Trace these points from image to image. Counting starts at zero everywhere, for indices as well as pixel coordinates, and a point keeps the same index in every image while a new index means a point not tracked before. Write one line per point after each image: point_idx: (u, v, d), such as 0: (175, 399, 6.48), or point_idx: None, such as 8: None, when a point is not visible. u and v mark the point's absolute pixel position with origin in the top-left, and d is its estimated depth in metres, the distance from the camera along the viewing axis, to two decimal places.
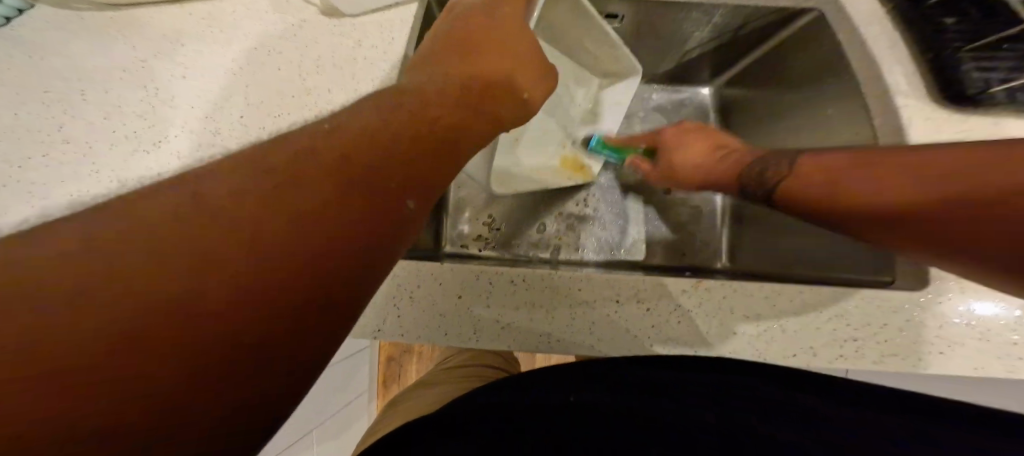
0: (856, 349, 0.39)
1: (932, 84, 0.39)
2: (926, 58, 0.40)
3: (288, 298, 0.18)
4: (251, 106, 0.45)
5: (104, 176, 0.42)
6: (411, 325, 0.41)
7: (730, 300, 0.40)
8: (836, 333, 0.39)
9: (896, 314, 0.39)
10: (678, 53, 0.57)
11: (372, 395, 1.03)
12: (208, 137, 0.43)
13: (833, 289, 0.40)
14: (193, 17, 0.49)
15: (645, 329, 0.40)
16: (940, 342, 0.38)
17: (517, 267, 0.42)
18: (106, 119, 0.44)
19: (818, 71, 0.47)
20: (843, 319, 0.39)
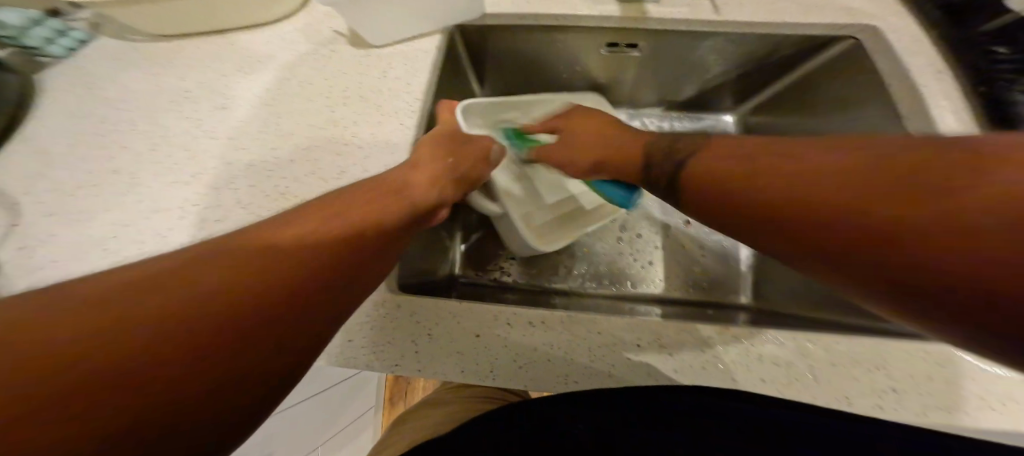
0: (896, 401, 0.36)
1: (984, 119, 0.36)
2: (976, 90, 0.37)
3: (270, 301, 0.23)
4: (282, 137, 0.47)
5: (146, 204, 0.44)
6: (428, 362, 0.41)
7: (759, 349, 0.38)
8: (873, 383, 0.36)
9: (943, 367, 0.36)
10: (699, 81, 0.56)
11: (378, 411, 1.04)
12: (243, 167, 0.45)
13: (867, 340, 0.38)
14: (233, 48, 0.53)
15: (668, 373, 0.39)
16: (991, 395, 0.35)
17: (535, 308, 0.42)
18: (151, 149, 0.47)
19: (853, 101, 0.44)
20: (879, 370, 0.37)
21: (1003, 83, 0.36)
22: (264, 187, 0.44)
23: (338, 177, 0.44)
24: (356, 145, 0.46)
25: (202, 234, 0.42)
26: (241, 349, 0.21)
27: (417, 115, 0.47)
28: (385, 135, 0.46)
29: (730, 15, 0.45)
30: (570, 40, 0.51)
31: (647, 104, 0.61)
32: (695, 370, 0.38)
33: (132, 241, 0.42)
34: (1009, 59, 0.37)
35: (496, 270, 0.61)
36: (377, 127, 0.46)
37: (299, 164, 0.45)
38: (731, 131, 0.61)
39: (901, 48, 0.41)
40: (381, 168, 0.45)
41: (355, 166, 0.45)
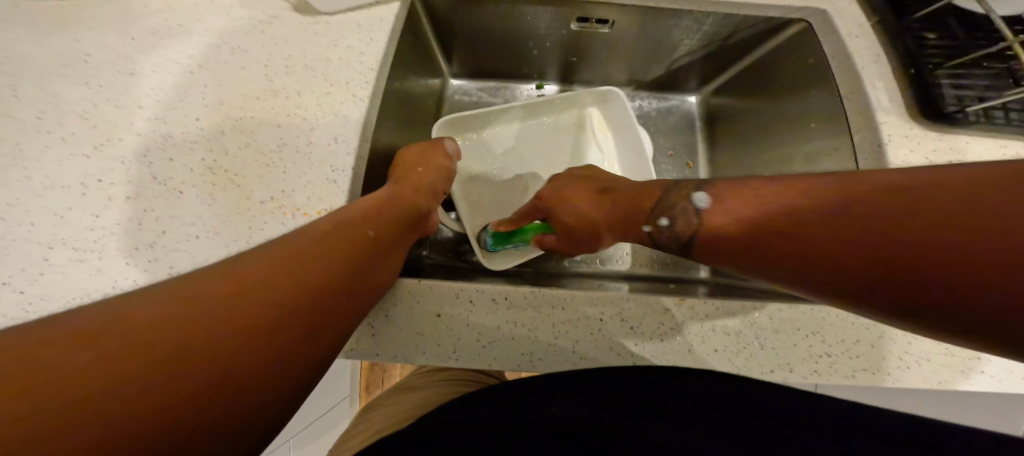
0: (830, 365, 0.40)
1: (912, 99, 0.40)
2: (906, 73, 0.41)
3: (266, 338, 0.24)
4: (209, 107, 0.42)
5: (35, 180, 0.37)
6: (386, 345, 0.42)
7: (712, 319, 0.41)
8: (811, 349, 0.40)
9: (869, 330, 0.40)
10: (667, 60, 0.57)
11: (354, 400, 1.01)
12: (160, 139, 0.40)
13: (806, 308, 0.41)
14: (153, 9, 0.45)
15: (626, 348, 0.41)
16: (908, 357, 0.39)
17: (499, 285, 0.44)
18: (41, 117, 0.40)
19: (802, 82, 0.47)
20: (816, 336, 0.40)
21: (928, 67, 0.40)
22: (184, 160, 0.39)
23: (277, 150, 0.41)
24: (301, 117, 0.42)
25: (109, 214, 0.37)
26: (230, 395, 0.22)
27: (371, 87, 0.43)
28: (334, 107, 0.42)
29: None
30: (540, 13, 0.49)
31: (617, 82, 0.62)
32: (652, 342, 0.41)
33: (21, 224, 0.36)
34: (937, 44, 0.41)
35: (465, 251, 0.60)
36: (328, 100, 0.43)
37: (230, 136, 0.41)
38: (695, 111, 0.64)
39: (847, 30, 0.44)
40: (329, 141, 0.41)
41: (300, 137, 0.41)
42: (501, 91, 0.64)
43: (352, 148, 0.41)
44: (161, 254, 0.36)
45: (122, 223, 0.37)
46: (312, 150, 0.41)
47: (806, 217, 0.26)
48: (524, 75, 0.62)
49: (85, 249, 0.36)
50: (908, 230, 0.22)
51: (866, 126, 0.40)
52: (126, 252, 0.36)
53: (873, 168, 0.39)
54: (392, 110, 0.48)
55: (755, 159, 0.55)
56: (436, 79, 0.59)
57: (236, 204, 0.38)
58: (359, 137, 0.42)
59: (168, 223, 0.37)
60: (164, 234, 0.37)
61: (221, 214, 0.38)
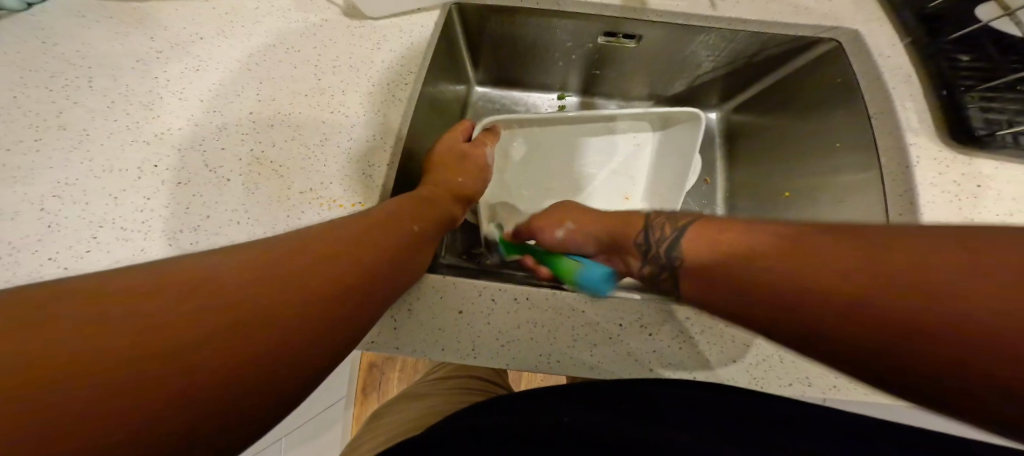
0: (849, 381, 0.40)
1: (943, 121, 0.40)
2: (937, 94, 0.41)
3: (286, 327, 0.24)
4: (261, 101, 0.45)
5: (97, 163, 0.41)
6: (408, 338, 0.43)
7: (731, 330, 0.42)
8: (829, 365, 0.40)
9: None
10: (688, 77, 0.58)
11: (348, 402, 1.01)
12: (214, 129, 0.43)
13: None
14: (217, 12, 0.50)
15: (647, 355, 0.41)
16: None
17: (520, 286, 0.45)
18: (111, 106, 0.44)
19: (828, 101, 0.47)
20: None
21: (960, 89, 0.40)
22: (232, 152, 0.43)
23: (320, 144, 0.43)
24: (344, 114, 0.45)
25: (159, 197, 0.40)
26: (247, 382, 0.22)
27: (410, 88, 0.46)
28: (375, 106, 0.45)
29: (727, 12, 0.46)
30: (567, 26, 0.52)
31: (638, 95, 0.63)
32: (671, 352, 0.41)
33: (82, 203, 0.39)
34: (970, 65, 0.40)
35: (480, 254, 0.60)
36: (369, 99, 0.46)
37: (279, 129, 0.44)
38: (715, 127, 0.64)
39: (878, 51, 0.44)
40: (368, 138, 0.44)
41: (342, 132, 0.44)
42: (523, 101, 0.67)
43: (389, 145, 0.44)
44: (203, 237, 0.39)
45: (172, 205, 0.40)
46: (351, 145, 0.44)
47: (807, 265, 0.26)
48: (547, 86, 0.64)
49: (130, 231, 0.39)
50: (914, 274, 0.22)
51: (895, 147, 0.40)
52: (168, 235, 0.39)
53: (901, 188, 0.39)
54: (424, 111, 0.51)
55: (775, 178, 0.55)
56: (463, 86, 0.62)
57: (278, 192, 0.41)
58: (397, 134, 0.44)
59: (211, 208, 0.40)
60: (207, 219, 0.40)
61: (262, 202, 0.41)
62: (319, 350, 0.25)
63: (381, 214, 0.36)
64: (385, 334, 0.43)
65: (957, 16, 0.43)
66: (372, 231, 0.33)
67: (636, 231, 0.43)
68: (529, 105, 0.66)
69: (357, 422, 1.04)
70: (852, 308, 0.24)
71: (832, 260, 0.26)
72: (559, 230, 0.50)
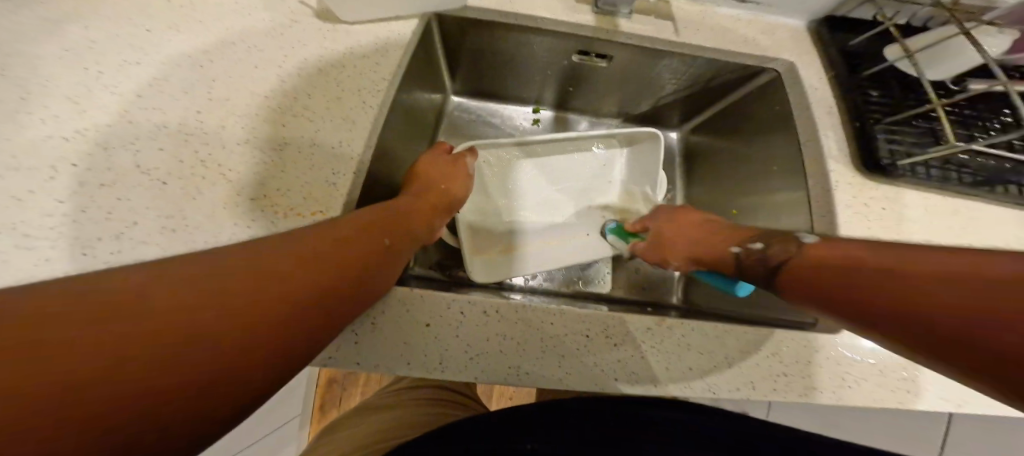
0: (786, 383, 0.43)
1: (856, 149, 0.46)
2: (851, 125, 0.47)
3: (250, 335, 0.24)
4: (211, 101, 0.42)
5: (4, 160, 0.36)
6: (370, 353, 0.41)
7: (688, 338, 0.44)
8: (771, 369, 0.44)
9: (817, 351, 0.45)
10: (654, 97, 0.62)
11: (300, 423, 0.94)
12: (152, 129, 0.40)
13: (771, 329, 0.45)
14: (171, 2, 0.46)
15: (611, 363, 0.43)
16: (848, 377, 0.44)
17: (490, 298, 0.45)
18: (26, 97, 0.38)
19: (767, 126, 0.53)
20: (776, 356, 0.44)
21: (870, 121, 0.46)
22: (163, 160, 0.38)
23: (277, 149, 0.41)
24: (309, 119, 0.43)
25: (77, 201, 0.35)
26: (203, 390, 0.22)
27: (382, 96, 0.45)
28: (344, 112, 0.44)
29: (688, 38, 0.51)
30: (542, 42, 0.53)
31: (606, 111, 0.67)
32: (633, 361, 0.43)
33: None
34: (879, 100, 0.48)
35: (448, 265, 0.60)
36: (337, 105, 0.44)
37: (229, 132, 0.41)
38: (676, 146, 0.69)
39: (810, 83, 0.50)
40: (334, 144, 0.42)
41: (305, 137, 0.42)
42: (499, 112, 0.68)
43: (357, 152, 0.42)
44: (128, 247, 0.35)
45: (89, 210, 0.35)
46: (314, 151, 0.42)
47: (868, 268, 0.31)
48: (522, 98, 0.66)
49: (36, 238, 0.34)
50: (965, 288, 0.26)
51: (819, 171, 0.46)
52: (82, 244, 0.34)
53: (824, 208, 0.45)
54: (398, 121, 0.50)
55: (726, 195, 0.60)
56: (439, 93, 0.62)
57: (223, 200, 0.38)
58: (366, 142, 0.43)
59: (140, 214, 0.36)
60: (134, 227, 0.35)
61: (205, 210, 0.37)
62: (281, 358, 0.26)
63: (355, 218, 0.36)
64: (343, 349, 0.42)
65: (869, 60, 0.51)
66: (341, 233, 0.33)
67: (733, 265, 0.41)
68: (504, 115, 0.67)
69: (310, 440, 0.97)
70: (908, 304, 0.28)
71: (898, 257, 0.30)
72: (678, 259, 0.49)
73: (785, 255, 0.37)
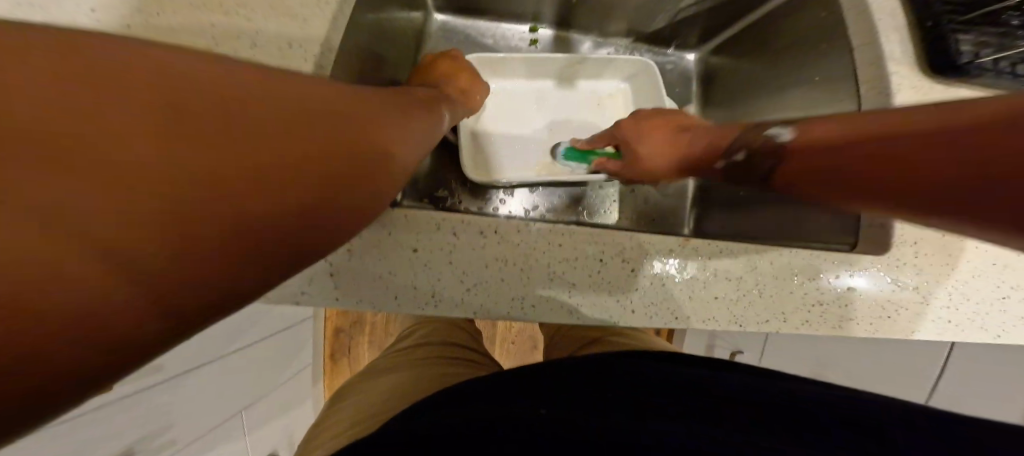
0: (822, 314, 0.40)
1: (923, 56, 0.40)
2: (922, 25, 0.40)
3: (295, 195, 0.20)
4: (140, 3, 0.36)
5: None
6: (352, 289, 0.40)
7: (714, 262, 0.40)
8: (808, 297, 0.40)
9: (862, 281, 0.40)
10: (670, 10, 0.59)
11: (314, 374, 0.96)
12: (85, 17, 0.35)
13: (809, 252, 0.41)
14: None
15: (626, 292, 0.40)
16: (891, 306, 0.40)
17: (487, 218, 0.40)
18: None
19: (816, 37, 0.47)
20: (815, 282, 0.40)
21: (945, 19, 0.40)
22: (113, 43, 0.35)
23: (209, 50, 0.37)
24: (253, 26, 0.38)
25: None
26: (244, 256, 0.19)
27: (334, 3, 0.40)
28: (292, 9, 0.40)
29: None
30: None
31: (613, 31, 0.63)
32: (650, 289, 0.40)
33: None
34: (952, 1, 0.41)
35: (442, 196, 0.59)
36: (283, 5, 0.39)
37: (152, 28, 0.36)
38: (692, 69, 0.66)
39: None
40: (282, 45, 0.39)
41: (245, 47, 0.38)
42: (490, 31, 0.64)
43: (311, 54, 0.39)
44: None
45: None
46: (256, 53, 0.38)
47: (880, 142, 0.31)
48: (517, 15, 0.62)
49: None
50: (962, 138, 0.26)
51: (874, 78, 0.40)
52: None
53: None
54: (359, 32, 0.46)
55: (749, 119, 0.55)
56: (418, 13, 0.59)
57: None
58: (314, 50, 0.39)
59: None
60: None
61: None
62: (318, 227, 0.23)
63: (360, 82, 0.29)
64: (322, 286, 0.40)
65: None
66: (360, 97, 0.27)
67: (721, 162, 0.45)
68: (497, 34, 0.64)
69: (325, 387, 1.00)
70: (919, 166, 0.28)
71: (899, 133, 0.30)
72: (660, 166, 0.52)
73: (823, 133, 0.36)
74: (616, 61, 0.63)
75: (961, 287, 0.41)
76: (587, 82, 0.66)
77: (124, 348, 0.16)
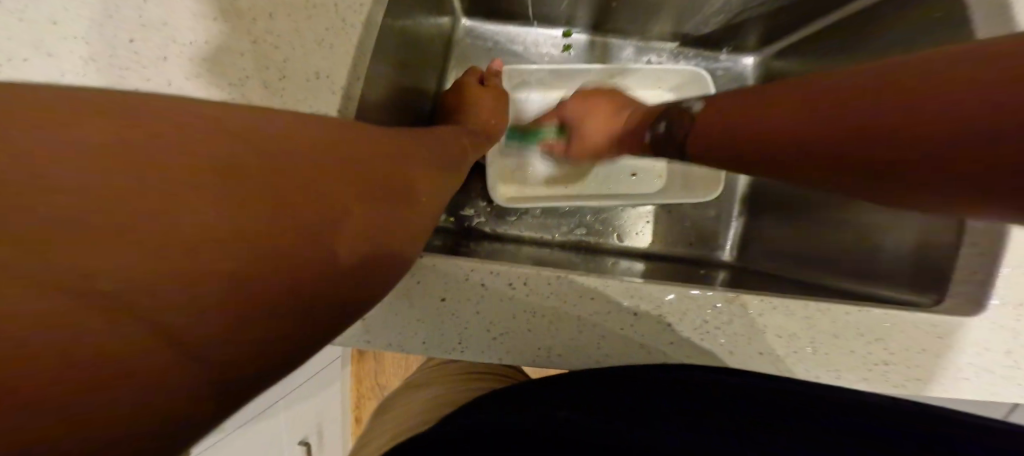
0: (882, 373, 0.35)
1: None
2: None
3: (305, 269, 0.20)
4: (162, 31, 0.34)
5: None
6: (376, 332, 0.38)
7: (765, 319, 0.35)
8: (868, 357, 0.35)
9: (940, 340, 0.34)
10: (728, 13, 0.54)
11: (346, 364, 0.97)
12: (127, 55, 0.33)
13: (880, 310, 0.35)
14: None
15: (662, 345, 0.37)
16: (971, 368, 0.34)
17: (516, 268, 0.37)
18: None
19: (905, 39, 0.42)
20: (880, 343, 0.35)
21: None
22: (153, 72, 0.34)
23: (236, 85, 0.34)
24: (278, 49, 0.35)
25: None
26: (250, 341, 0.18)
27: (364, 22, 0.37)
28: (317, 34, 0.36)
29: None
30: None
31: (659, 35, 0.59)
32: (688, 344, 0.36)
33: None
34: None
35: (470, 215, 0.56)
36: (308, 24, 0.36)
37: (180, 61, 0.34)
38: (749, 73, 0.61)
39: None
40: (309, 76, 0.35)
41: (271, 71, 0.35)
42: (520, 37, 0.61)
43: (337, 85, 0.35)
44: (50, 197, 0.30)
45: None
46: (283, 87, 0.35)
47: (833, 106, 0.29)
48: (551, 19, 0.59)
49: None
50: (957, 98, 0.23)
51: None
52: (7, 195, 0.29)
53: None
54: (390, 47, 0.43)
55: None
56: (446, 18, 0.56)
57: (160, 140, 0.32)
58: (343, 77, 0.36)
59: None
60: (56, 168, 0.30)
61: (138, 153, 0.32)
62: (330, 300, 0.22)
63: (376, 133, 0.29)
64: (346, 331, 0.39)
65: None
66: (378, 147, 0.28)
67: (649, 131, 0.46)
68: (526, 40, 0.61)
69: (353, 382, 1.01)
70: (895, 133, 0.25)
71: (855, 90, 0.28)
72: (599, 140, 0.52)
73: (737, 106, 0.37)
74: (660, 71, 0.58)
75: None
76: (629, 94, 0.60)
77: (198, 419, 0.17)
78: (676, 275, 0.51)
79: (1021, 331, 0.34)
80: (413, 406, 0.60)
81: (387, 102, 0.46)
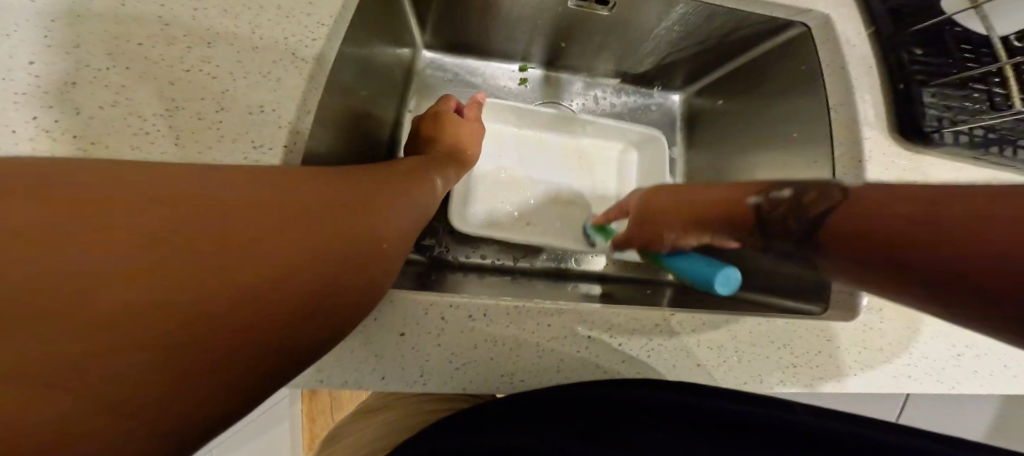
0: (793, 374, 0.40)
1: (897, 108, 0.42)
2: (897, 88, 0.43)
3: (223, 324, 0.20)
4: (84, 58, 0.32)
5: None
6: (333, 370, 0.36)
7: (698, 333, 0.40)
8: (782, 361, 0.40)
9: (828, 341, 0.41)
10: (658, 55, 0.61)
11: (296, 400, 0.91)
12: (26, 80, 0.30)
13: (783, 321, 0.41)
14: None
15: (615, 363, 0.39)
16: (853, 364, 0.41)
17: (476, 300, 0.39)
18: None
19: (790, 86, 0.51)
20: (787, 348, 0.40)
21: (918, 82, 0.41)
22: (59, 98, 0.30)
23: (164, 115, 0.32)
24: (218, 80, 0.34)
25: None
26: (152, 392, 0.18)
27: (315, 57, 0.37)
28: (262, 66, 0.35)
29: None
30: None
31: (602, 73, 0.65)
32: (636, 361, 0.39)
33: None
34: (929, 61, 0.42)
35: (430, 244, 0.57)
36: (253, 56, 0.36)
37: (97, 89, 0.31)
38: (677, 109, 0.69)
39: (846, 38, 0.45)
40: (251, 109, 0.34)
41: (208, 102, 0.34)
42: (478, 69, 0.65)
43: (284, 119, 0.35)
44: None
45: None
46: (221, 118, 0.34)
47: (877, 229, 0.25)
48: (506, 55, 0.63)
49: None
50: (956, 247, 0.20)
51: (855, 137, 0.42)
52: None
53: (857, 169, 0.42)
54: (347, 80, 0.44)
55: (736, 163, 0.58)
56: (407, 49, 0.58)
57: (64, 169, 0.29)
58: (290, 109, 0.35)
59: None
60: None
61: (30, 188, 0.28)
62: (254, 353, 0.21)
63: (321, 177, 0.29)
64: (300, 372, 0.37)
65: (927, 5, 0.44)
66: (323, 190, 0.28)
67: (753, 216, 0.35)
68: (485, 72, 0.65)
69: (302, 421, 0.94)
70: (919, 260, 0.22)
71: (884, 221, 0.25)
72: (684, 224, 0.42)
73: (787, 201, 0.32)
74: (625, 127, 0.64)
75: (921, 340, 0.42)
76: (588, 140, 0.65)
77: None
78: (630, 295, 0.55)
79: (878, 327, 0.41)
80: (365, 437, 0.58)
81: (345, 131, 0.46)
